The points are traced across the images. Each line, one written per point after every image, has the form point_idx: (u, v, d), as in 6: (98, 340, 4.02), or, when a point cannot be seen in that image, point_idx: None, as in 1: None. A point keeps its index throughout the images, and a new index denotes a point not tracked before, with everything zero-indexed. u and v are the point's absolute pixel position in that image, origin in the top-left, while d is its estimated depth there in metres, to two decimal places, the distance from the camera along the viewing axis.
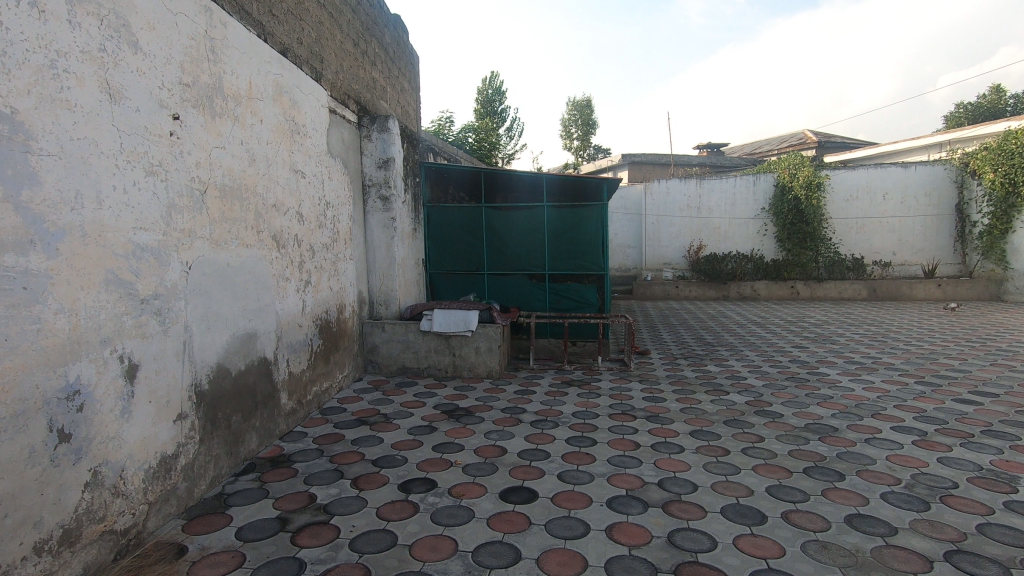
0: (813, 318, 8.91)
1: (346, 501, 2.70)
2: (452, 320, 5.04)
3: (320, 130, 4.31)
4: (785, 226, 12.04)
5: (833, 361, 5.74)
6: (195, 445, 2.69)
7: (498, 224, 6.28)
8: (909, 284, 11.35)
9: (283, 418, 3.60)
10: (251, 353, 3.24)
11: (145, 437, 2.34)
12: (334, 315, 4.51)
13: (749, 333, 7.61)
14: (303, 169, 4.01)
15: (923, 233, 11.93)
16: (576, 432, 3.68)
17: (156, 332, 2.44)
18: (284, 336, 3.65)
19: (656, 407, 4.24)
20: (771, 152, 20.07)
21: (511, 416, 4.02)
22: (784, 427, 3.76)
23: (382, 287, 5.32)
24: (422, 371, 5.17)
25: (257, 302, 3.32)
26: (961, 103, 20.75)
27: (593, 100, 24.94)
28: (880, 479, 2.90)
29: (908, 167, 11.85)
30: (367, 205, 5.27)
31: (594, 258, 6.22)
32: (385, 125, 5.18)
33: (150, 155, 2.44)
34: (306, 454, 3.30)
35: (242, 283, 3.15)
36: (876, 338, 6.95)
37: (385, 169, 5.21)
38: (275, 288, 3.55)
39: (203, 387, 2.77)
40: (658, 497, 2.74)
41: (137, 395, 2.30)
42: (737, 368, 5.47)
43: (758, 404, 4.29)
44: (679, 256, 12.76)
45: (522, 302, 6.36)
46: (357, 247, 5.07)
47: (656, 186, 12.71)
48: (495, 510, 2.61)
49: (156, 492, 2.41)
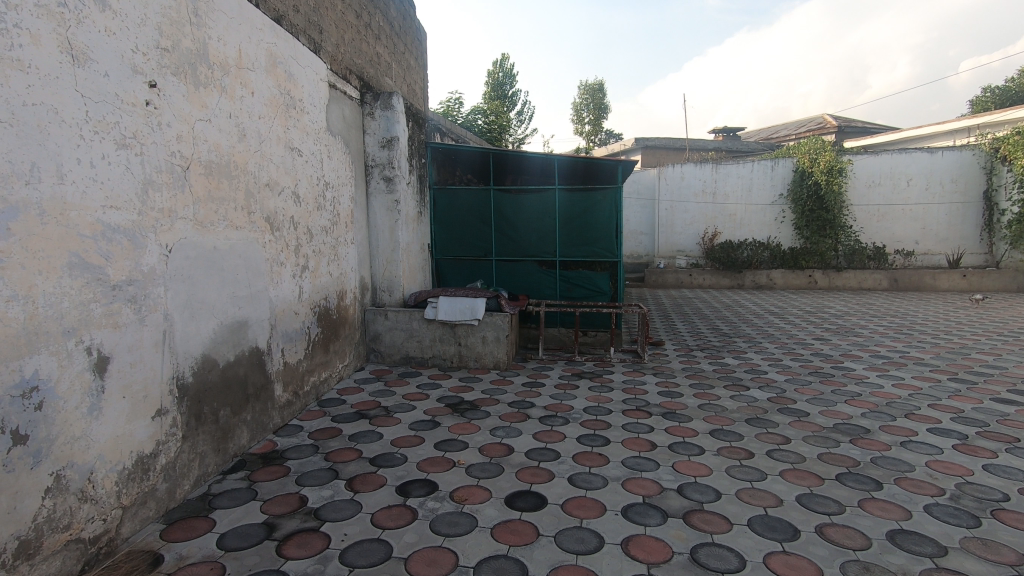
0: (834, 309, 8.59)
1: (339, 505, 2.50)
2: (458, 308, 4.82)
3: (319, 106, 4.06)
4: (804, 213, 11.63)
5: (858, 355, 5.46)
6: (177, 442, 2.49)
7: (508, 208, 6.02)
8: (933, 274, 10.95)
9: (278, 411, 3.41)
10: (241, 343, 3.03)
11: (118, 435, 2.14)
12: (334, 301, 4.30)
13: (768, 324, 7.32)
14: (300, 147, 3.77)
15: (948, 221, 11.51)
16: (588, 430, 3.45)
17: (131, 321, 2.23)
18: (279, 324, 3.44)
19: (673, 403, 4.00)
20: (790, 138, 19.50)
21: (519, 411, 3.80)
22: (811, 427, 3.51)
23: (385, 273, 5.10)
24: (426, 361, 4.96)
25: (249, 288, 3.10)
26: (989, 87, 19.99)
27: (605, 83, 24.28)
28: (922, 489, 2.65)
29: (934, 152, 11.40)
30: (370, 186, 5.03)
31: (608, 244, 5.94)
32: (390, 102, 4.92)
33: (122, 126, 2.20)
34: (301, 450, 3.11)
35: (231, 268, 2.93)
36: (902, 331, 6.63)
37: (389, 149, 4.96)
38: (268, 273, 3.33)
39: (187, 380, 2.57)
40: (678, 506, 2.51)
41: (108, 391, 2.10)
42: (756, 361, 5.21)
43: (780, 401, 4.04)
44: (693, 243, 12.44)
45: (531, 290, 6.12)
46: (359, 231, 4.84)
47: (671, 170, 12.37)
48: (501, 518, 2.39)
49: (132, 495, 2.22)
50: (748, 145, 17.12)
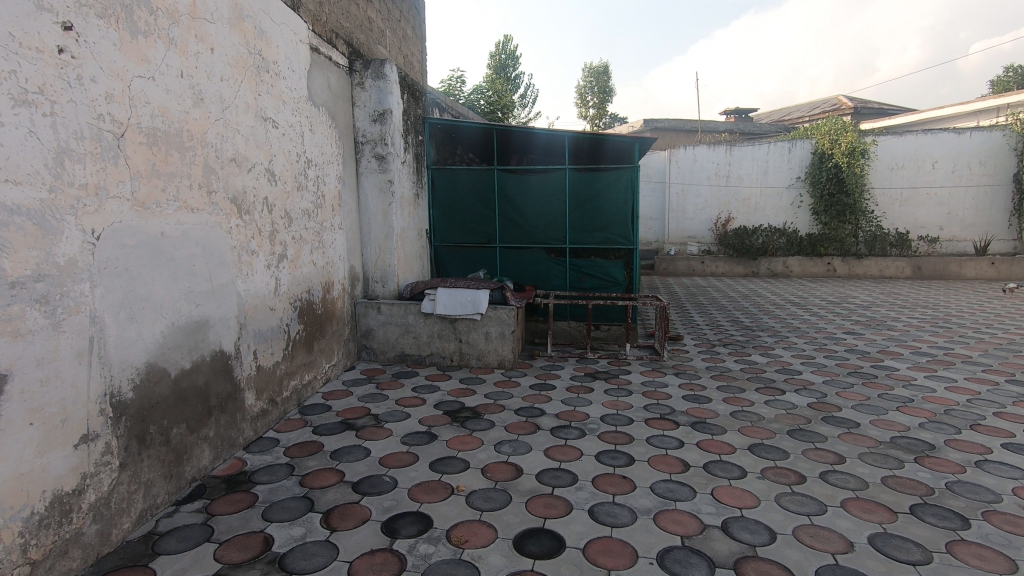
0: (859, 299, 8.10)
1: (311, 549, 2.04)
2: (458, 302, 4.35)
3: (298, 72, 3.55)
4: (823, 197, 11.09)
5: (898, 352, 4.98)
6: (112, 473, 2.03)
7: (513, 190, 5.50)
8: (959, 261, 10.39)
9: (249, 423, 2.95)
10: (200, 346, 2.56)
11: (22, 472, 1.68)
12: (319, 294, 3.83)
13: (791, 316, 6.83)
14: (274, 118, 3.26)
15: (975, 206, 10.96)
16: (607, 444, 2.98)
17: (42, 327, 1.76)
18: (249, 322, 2.97)
19: (702, 410, 3.53)
20: (803, 120, 18.81)
21: (527, 420, 3.33)
22: (866, 442, 3.03)
23: (378, 262, 4.62)
24: (424, 359, 4.51)
25: (209, 281, 2.62)
26: (1012, 66, 19.28)
27: (609, 66, 23.48)
28: (1019, 528, 2.18)
29: (962, 133, 10.81)
30: (361, 165, 4.53)
31: (622, 230, 5.45)
32: (382, 71, 4.41)
33: (21, 76, 1.70)
34: (273, 471, 2.65)
35: (184, 258, 2.45)
36: (939, 324, 6.14)
37: (382, 123, 4.45)
38: (235, 263, 2.84)
39: (125, 396, 2.10)
40: (726, 551, 2.04)
41: (7, 418, 1.63)
42: (787, 359, 4.74)
43: (823, 408, 3.56)
44: (705, 229, 11.90)
45: (538, 280, 5.63)
46: (348, 215, 4.36)
47: (682, 152, 11.76)
48: (509, 569, 1.94)
49: (45, 546, 1.76)
50: (762, 127, 16.43)
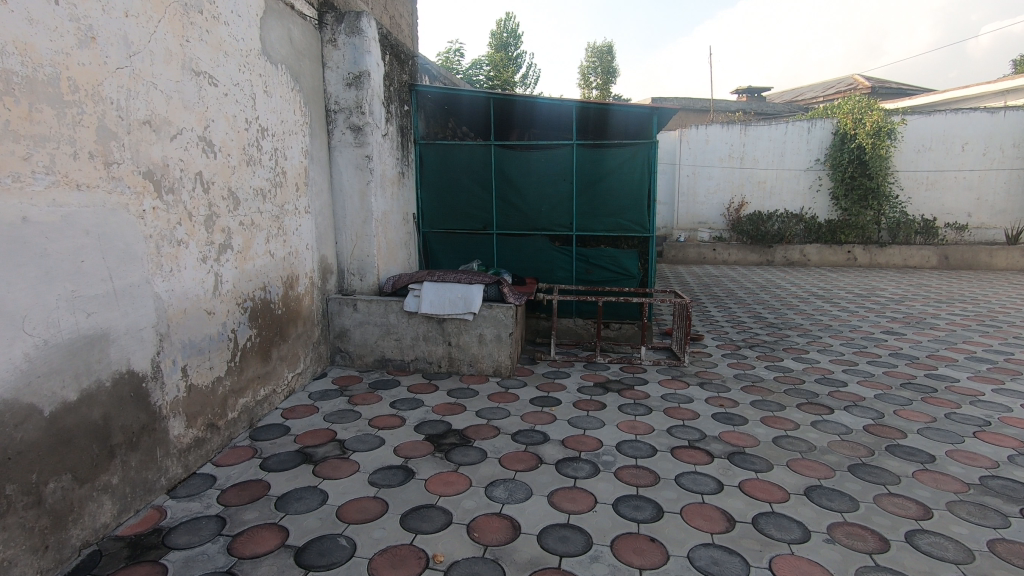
0: (889, 291, 7.47)
1: None
2: (447, 299, 3.73)
3: (247, 18, 2.87)
4: (844, 181, 10.39)
5: (951, 357, 4.35)
6: None
7: (513, 169, 4.83)
8: (990, 250, 9.72)
9: (177, 459, 2.34)
10: (95, 369, 1.94)
11: None
12: (278, 292, 3.20)
13: (820, 311, 6.20)
14: (212, 73, 2.60)
15: (1005, 190, 10.28)
16: (626, 487, 2.37)
17: None
18: (175, 332, 2.34)
19: (738, 436, 2.92)
20: (817, 100, 17.99)
21: (526, 450, 2.72)
22: (951, 485, 2.41)
23: (354, 251, 3.98)
24: (407, 364, 3.89)
25: (109, 281, 1.99)
26: None
27: (614, 46, 22.59)
28: None
29: (994, 113, 10.09)
30: (333, 137, 3.86)
31: (637, 216, 4.80)
32: (357, 25, 3.72)
33: None
34: (198, 528, 2.05)
35: (66, 251, 1.81)
36: (987, 322, 5.51)
37: (357, 88, 3.77)
38: (152, 257, 2.21)
39: None
40: None
41: None
42: (827, 366, 4.12)
43: (884, 434, 2.94)
44: (716, 215, 11.20)
45: (541, 272, 5.00)
46: (317, 197, 3.70)
47: (693, 132, 11.00)
48: None
49: None
50: (775, 106, 15.61)
